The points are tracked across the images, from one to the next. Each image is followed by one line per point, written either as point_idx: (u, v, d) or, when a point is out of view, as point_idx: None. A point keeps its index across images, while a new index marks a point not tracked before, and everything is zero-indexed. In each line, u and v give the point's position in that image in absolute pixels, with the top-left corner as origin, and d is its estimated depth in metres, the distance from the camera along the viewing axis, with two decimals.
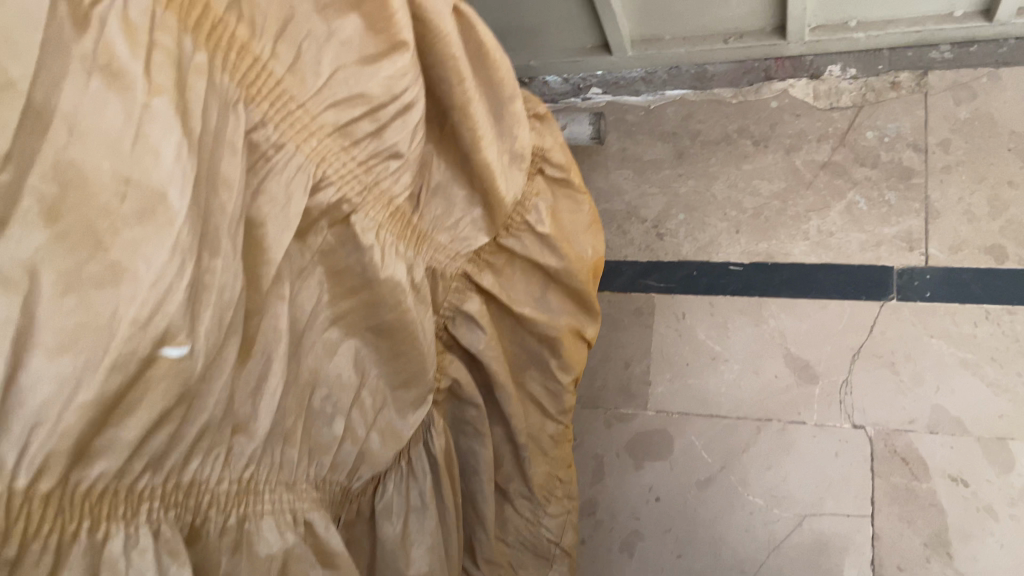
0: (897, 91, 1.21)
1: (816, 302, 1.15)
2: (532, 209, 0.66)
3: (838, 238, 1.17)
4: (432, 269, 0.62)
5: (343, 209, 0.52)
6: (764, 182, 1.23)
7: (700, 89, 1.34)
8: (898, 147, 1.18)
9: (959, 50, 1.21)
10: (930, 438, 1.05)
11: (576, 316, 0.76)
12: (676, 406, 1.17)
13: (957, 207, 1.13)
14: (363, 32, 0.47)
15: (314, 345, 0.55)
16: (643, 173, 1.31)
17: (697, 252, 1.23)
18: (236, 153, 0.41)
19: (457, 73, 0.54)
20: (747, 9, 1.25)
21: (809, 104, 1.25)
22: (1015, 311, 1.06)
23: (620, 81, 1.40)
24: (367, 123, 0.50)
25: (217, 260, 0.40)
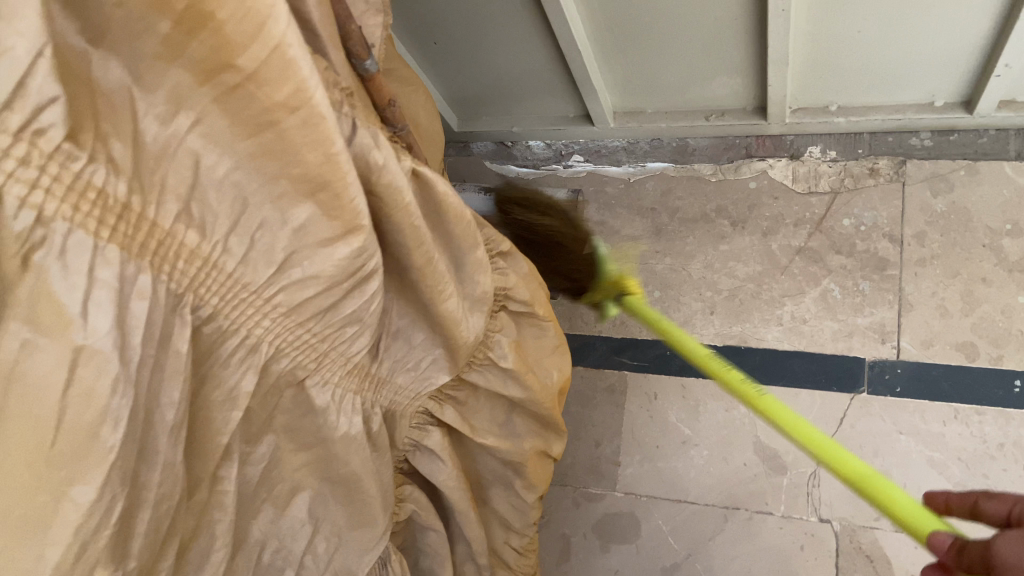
0: (875, 178, 1.21)
1: (787, 390, 1.15)
2: (495, 345, 0.65)
3: (811, 325, 1.17)
4: (387, 411, 0.61)
5: (298, 374, 0.51)
6: (740, 264, 1.23)
7: (680, 163, 1.35)
8: (874, 237, 1.18)
9: (939, 139, 1.21)
10: (895, 537, 1.05)
11: (542, 436, 0.74)
12: (644, 488, 1.18)
13: (931, 300, 1.13)
14: (318, 217, 0.46)
15: (265, 507, 0.54)
16: (620, 248, 1.32)
17: (671, 331, 1.24)
18: (181, 361, 0.40)
19: (417, 237, 0.53)
20: (728, 91, 1.24)
21: (788, 186, 1.25)
22: (983, 412, 1.06)
23: (602, 149, 1.42)
24: (323, 298, 0.49)
25: (155, 473, 0.39)
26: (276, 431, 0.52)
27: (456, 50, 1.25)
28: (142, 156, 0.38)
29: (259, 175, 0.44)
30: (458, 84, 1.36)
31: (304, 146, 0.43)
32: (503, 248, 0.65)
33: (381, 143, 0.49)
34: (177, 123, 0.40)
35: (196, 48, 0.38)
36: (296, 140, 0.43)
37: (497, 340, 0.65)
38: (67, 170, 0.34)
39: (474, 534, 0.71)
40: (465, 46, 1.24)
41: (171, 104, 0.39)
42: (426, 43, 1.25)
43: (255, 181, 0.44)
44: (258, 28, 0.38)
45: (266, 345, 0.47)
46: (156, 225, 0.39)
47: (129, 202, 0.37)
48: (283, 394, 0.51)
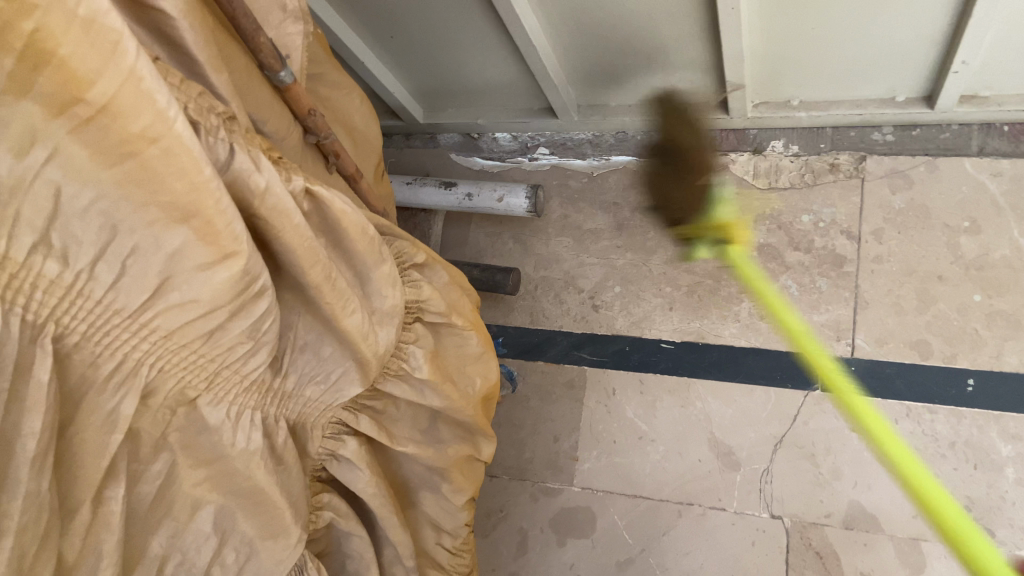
0: (836, 174, 1.20)
1: (742, 387, 1.16)
2: (410, 356, 0.65)
3: (767, 322, 1.17)
4: (295, 424, 0.63)
5: (189, 395, 0.53)
6: (699, 260, 1.24)
7: (644, 156, 1.34)
8: (832, 233, 1.17)
9: (901, 134, 1.19)
10: (845, 534, 1.05)
11: (468, 441, 0.76)
12: (600, 483, 1.18)
13: (887, 298, 1.12)
14: (193, 243, 0.46)
15: (166, 523, 0.54)
16: (582, 243, 1.33)
17: (630, 326, 1.26)
18: (43, 392, 0.41)
19: (310, 257, 0.53)
20: (689, 85, 1.23)
21: (748, 181, 1.25)
22: (935, 410, 1.06)
23: (568, 142, 1.41)
24: (204, 321, 0.50)
25: (16, 503, 0.40)
26: (172, 448, 0.53)
27: (414, 44, 1.24)
28: None
29: (127, 202, 0.43)
30: (422, 77, 1.35)
31: (168, 175, 0.43)
32: (419, 259, 0.68)
33: (262, 166, 0.49)
34: (32, 156, 0.38)
35: (45, 83, 0.37)
36: (159, 169, 0.43)
37: (411, 351, 0.65)
38: None
39: (399, 539, 0.72)
40: (423, 40, 1.23)
41: (24, 138, 0.37)
42: (384, 38, 1.24)
43: (125, 208, 0.43)
44: (106, 59, 0.38)
45: (146, 368, 0.49)
46: (7, 258, 0.39)
47: None
48: (174, 416, 0.52)
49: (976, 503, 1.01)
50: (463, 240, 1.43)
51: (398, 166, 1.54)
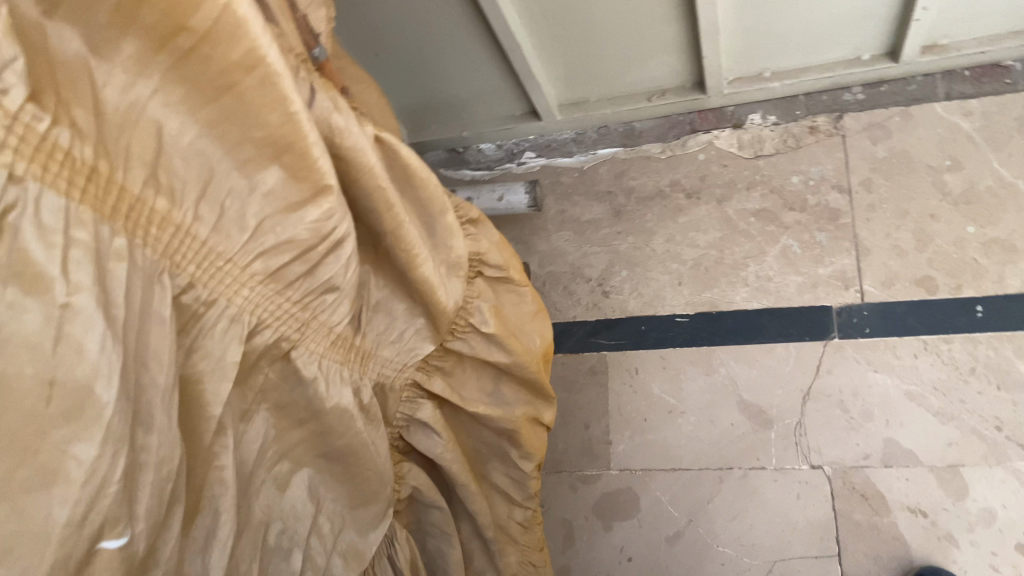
0: (816, 135, 1.26)
1: (762, 347, 1.18)
2: (476, 311, 0.66)
3: (776, 282, 1.20)
4: (379, 385, 0.63)
5: (283, 348, 0.52)
6: (699, 233, 1.27)
7: (629, 146, 1.37)
8: (823, 190, 1.22)
9: (871, 91, 1.26)
10: (886, 472, 1.07)
11: (531, 403, 0.75)
12: (638, 463, 1.19)
13: (886, 242, 1.17)
14: (285, 181, 0.47)
15: (265, 485, 0.54)
16: (583, 234, 1.33)
17: (643, 307, 1.26)
18: (165, 325, 0.41)
19: (386, 202, 0.53)
20: (666, 70, 1.28)
21: (734, 153, 1.29)
22: (950, 340, 1.10)
23: (552, 143, 1.43)
24: (299, 264, 0.50)
25: (152, 437, 0.40)
26: (267, 405, 0.54)
27: (398, 60, 1.27)
28: (106, 122, 0.38)
29: (223, 141, 0.44)
30: (405, 96, 1.37)
31: (263, 107, 0.44)
32: (472, 216, 0.68)
33: (339, 107, 0.50)
34: (138, 90, 0.39)
35: (149, 14, 0.37)
36: (254, 100, 0.43)
37: (477, 306, 0.66)
38: (32, 132, 0.33)
39: (477, 504, 0.72)
40: (406, 55, 1.25)
41: (132, 72, 0.39)
42: (367, 57, 1.26)
43: (220, 148, 0.44)
44: None
45: (247, 314, 0.48)
46: (126, 191, 0.39)
47: (96, 166, 0.37)
48: (269, 369, 0.52)
49: (1006, 423, 1.04)
50: None
51: None
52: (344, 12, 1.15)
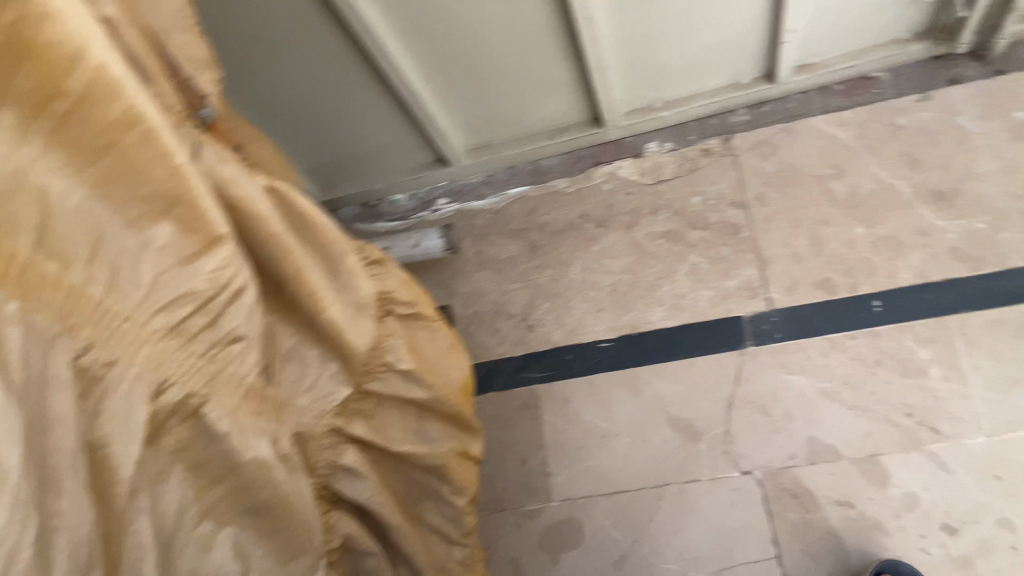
0: (710, 157, 1.33)
1: (684, 362, 1.22)
2: (390, 350, 0.67)
3: (688, 299, 1.25)
4: (299, 434, 0.63)
5: (193, 404, 0.52)
6: (613, 260, 1.31)
7: (538, 183, 1.41)
8: (722, 207, 1.28)
9: (755, 111, 1.35)
10: (812, 468, 1.11)
11: (458, 437, 0.76)
12: (578, 490, 1.19)
13: (785, 250, 1.23)
14: (178, 235, 0.49)
15: (188, 547, 0.53)
16: (502, 272, 1.35)
17: (567, 336, 1.28)
18: (64, 388, 0.41)
19: (282, 247, 0.55)
20: (563, 108, 1.34)
21: (636, 180, 1.35)
22: (854, 335, 1.16)
23: (464, 188, 1.46)
24: (200, 316, 0.51)
25: (62, 501, 0.40)
26: (183, 463, 0.53)
27: (301, 121, 1.28)
28: None
29: (110, 202, 0.45)
30: (313, 156, 1.38)
31: (148, 164, 0.46)
32: (376, 256, 0.69)
33: (225, 160, 0.52)
34: (20, 155, 0.39)
35: (26, 80, 0.39)
36: (138, 158, 0.46)
37: (390, 344, 0.67)
38: None
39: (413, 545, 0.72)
40: (308, 116, 1.27)
41: (11, 136, 0.38)
42: (270, 120, 1.27)
43: (107, 210, 0.45)
44: (77, 56, 0.41)
45: (152, 371, 0.48)
46: (15, 256, 0.39)
47: None
48: (180, 429, 0.52)
49: (916, 409, 1.11)
50: None
51: None
52: (242, 79, 1.17)
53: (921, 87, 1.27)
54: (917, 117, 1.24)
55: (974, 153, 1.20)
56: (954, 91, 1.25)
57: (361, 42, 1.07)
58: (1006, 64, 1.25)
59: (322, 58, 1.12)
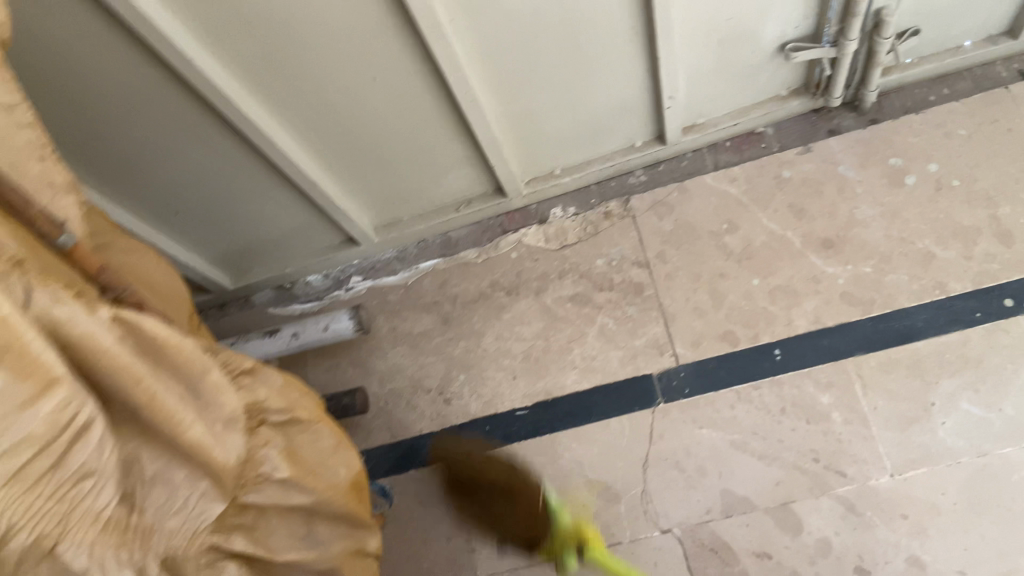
0: (611, 220, 1.36)
1: (599, 424, 1.23)
2: (265, 459, 0.68)
3: (599, 360, 1.27)
4: (168, 560, 0.60)
5: (46, 545, 0.51)
6: (525, 326, 1.32)
7: (449, 255, 1.43)
8: (625, 267, 1.32)
9: (651, 173, 1.40)
10: (728, 522, 1.13)
11: (352, 535, 0.77)
12: (504, 563, 1.19)
13: (687, 306, 1.27)
14: (10, 380, 0.47)
15: None
16: (417, 346, 1.35)
17: (484, 407, 1.29)
18: None
19: (131, 377, 0.55)
20: (466, 182, 1.37)
21: (543, 246, 1.38)
22: (759, 385, 1.19)
23: (377, 264, 1.47)
24: (42, 459, 0.50)
25: None
26: None
27: (200, 213, 1.26)
28: None
29: None
30: (217, 244, 1.36)
31: None
32: (246, 364, 0.69)
33: (62, 299, 0.52)
34: None
35: None
36: None
37: (265, 453, 0.68)
38: None
39: None
40: (206, 208, 1.25)
41: None
42: (167, 217, 1.25)
43: None
44: None
45: None
46: None
47: None
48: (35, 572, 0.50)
49: (822, 454, 1.13)
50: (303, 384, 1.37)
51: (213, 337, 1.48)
52: (129, 181, 1.14)
53: (803, 140, 1.33)
54: (800, 169, 1.30)
55: (855, 200, 1.26)
56: (833, 142, 1.31)
57: (249, 138, 1.07)
58: (879, 113, 1.32)
59: (211, 152, 1.11)
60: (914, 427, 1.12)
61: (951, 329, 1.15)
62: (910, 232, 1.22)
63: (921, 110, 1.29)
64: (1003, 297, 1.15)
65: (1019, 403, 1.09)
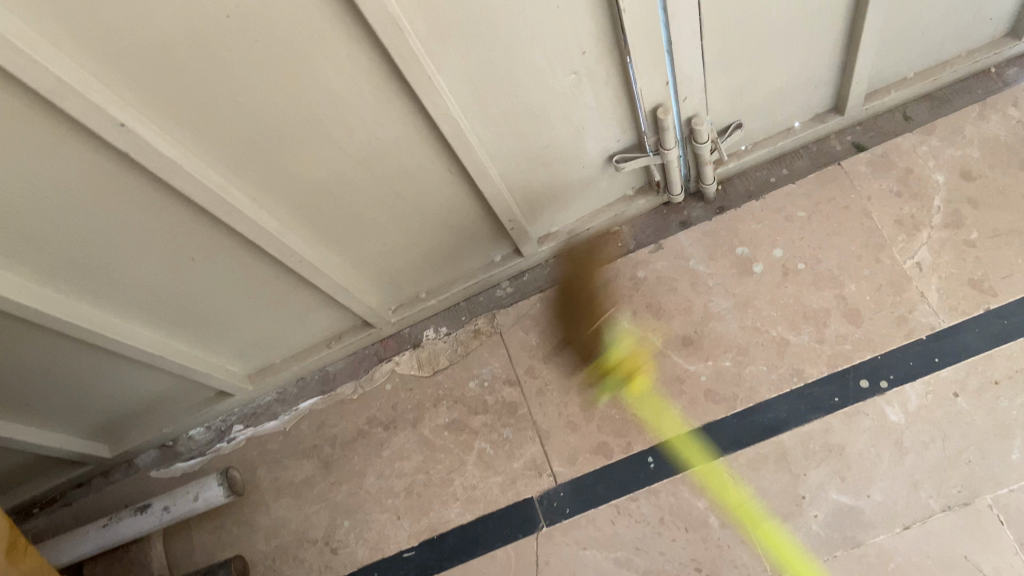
0: (480, 338, 1.36)
1: (485, 558, 1.20)
2: None
3: (481, 488, 1.25)
4: None
5: None
6: (404, 461, 1.30)
7: (326, 391, 1.42)
8: (497, 387, 1.31)
9: (517, 283, 1.40)
10: None
11: None
12: None
13: (560, 421, 1.25)
14: None
15: None
16: (300, 496, 1.33)
17: (372, 552, 1.26)
18: None
19: None
20: (331, 320, 1.36)
21: (416, 374, 1.37)
22: (635, 496, 1.18)
23: (257, 409, 1.45)
24: None
25: None
26: None
27: (54, 400, 1.22)
28: None
29: None
30: (83, 420, 1.32)
31: None
32: None
33: None
34: None
35: None
36: None
37: None
38: None
39: None
40: (59, 394, 1.22)
41: None
42: (16, 409, 1.20)
43: None
44: None
45: None
46: None
47: None
48: None
49: (703, 562, 1.11)
50: (190, 550, 1.33)
51: (96, 509, 1.44)
52: None
53: (656, 237, 1.35)
54: (654, 267, 1.31)
55: (708, 293, 1.27)
56: (683, 236, 1.33)
57: (75, 333, 1.05)
58: (725, 201, 1.34)
59: (40, 347, 1.08)
60: (789, 524, 1.10)
61: (812, 416, 1.15)
62: (764, 321, 1.22)
63: (763, 195, 1.31)
64: (858, 378, 1.16)
65: (886, 488, 1.08)
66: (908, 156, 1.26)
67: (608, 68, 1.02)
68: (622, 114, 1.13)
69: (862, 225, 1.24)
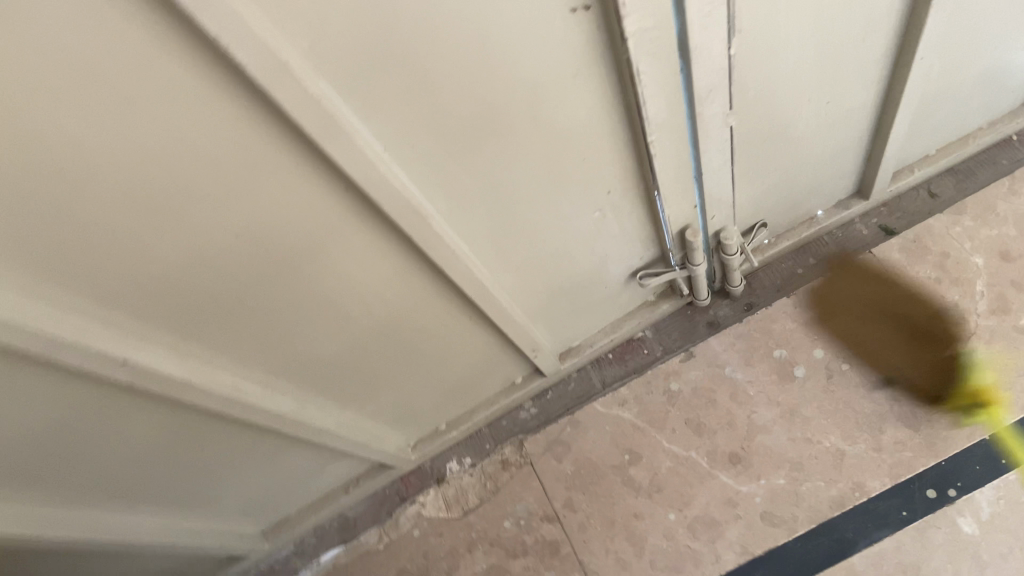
0: (509, 470, 1.28)
1: None
2: None
3: None
4: None
5: None
6: None
7: (348, 539, 1.32)
8: (535, 524, 1.22)
9: (541, 402, 1.33)
10: None
11: None
12: None
13: (609, 559, 1.16)
14: None
15: None
16: None
17: None
18: None
19: None
20: (346, 468, 1.27)
21: (444, 516, 1.28)
22: None
23: (275, 564, 1.35)
24: None
25: None
26: None
27: None
28: None
29: None
30: None
31: None
32: None
33: None
34: None
35: None
36: None
37: None
38: None
39: None
40: None
41: None
42: None
43: None
44: None
45: None
46: None
47: None
48: None
49: None
50: None
51: None
52: None
53: (683, 342, 1.28)
54: (687, 378, 1.24)
55: (750, 404, 1.19)
56: (714, 341, 1.26)
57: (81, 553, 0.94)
58: (752, 297, 1.28)
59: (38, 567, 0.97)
60: None
61: (881, 535, 1.05)
62: (814, 431, 1.14)
63: (792, 291, 1.25)
64: (924, 488, 1.06)
65: None
66: (941, 240, 1.21)
67: (633, 202, 0.95)
68: (646, 237, 1.05)
69: (903, 318, 1.17)
